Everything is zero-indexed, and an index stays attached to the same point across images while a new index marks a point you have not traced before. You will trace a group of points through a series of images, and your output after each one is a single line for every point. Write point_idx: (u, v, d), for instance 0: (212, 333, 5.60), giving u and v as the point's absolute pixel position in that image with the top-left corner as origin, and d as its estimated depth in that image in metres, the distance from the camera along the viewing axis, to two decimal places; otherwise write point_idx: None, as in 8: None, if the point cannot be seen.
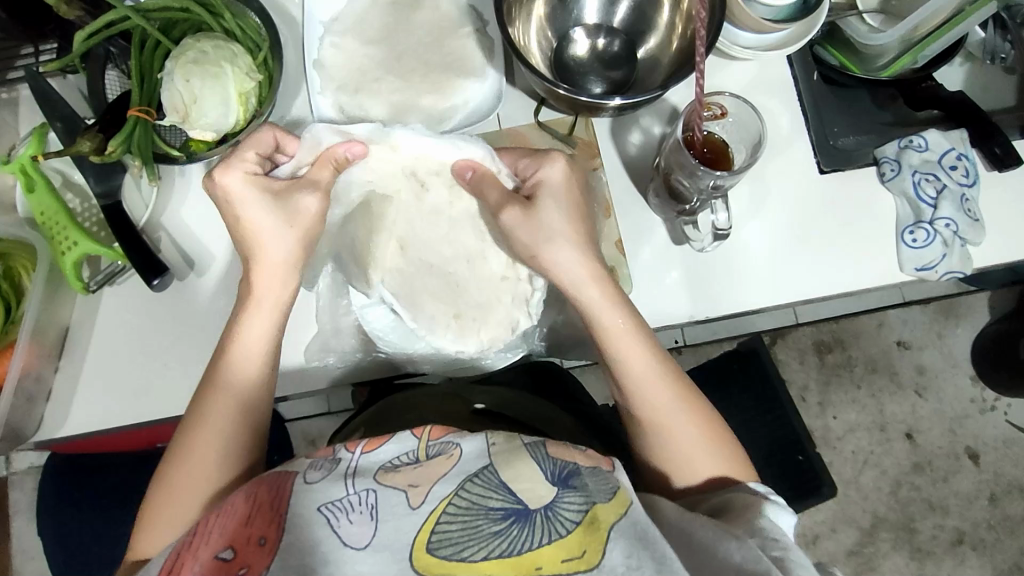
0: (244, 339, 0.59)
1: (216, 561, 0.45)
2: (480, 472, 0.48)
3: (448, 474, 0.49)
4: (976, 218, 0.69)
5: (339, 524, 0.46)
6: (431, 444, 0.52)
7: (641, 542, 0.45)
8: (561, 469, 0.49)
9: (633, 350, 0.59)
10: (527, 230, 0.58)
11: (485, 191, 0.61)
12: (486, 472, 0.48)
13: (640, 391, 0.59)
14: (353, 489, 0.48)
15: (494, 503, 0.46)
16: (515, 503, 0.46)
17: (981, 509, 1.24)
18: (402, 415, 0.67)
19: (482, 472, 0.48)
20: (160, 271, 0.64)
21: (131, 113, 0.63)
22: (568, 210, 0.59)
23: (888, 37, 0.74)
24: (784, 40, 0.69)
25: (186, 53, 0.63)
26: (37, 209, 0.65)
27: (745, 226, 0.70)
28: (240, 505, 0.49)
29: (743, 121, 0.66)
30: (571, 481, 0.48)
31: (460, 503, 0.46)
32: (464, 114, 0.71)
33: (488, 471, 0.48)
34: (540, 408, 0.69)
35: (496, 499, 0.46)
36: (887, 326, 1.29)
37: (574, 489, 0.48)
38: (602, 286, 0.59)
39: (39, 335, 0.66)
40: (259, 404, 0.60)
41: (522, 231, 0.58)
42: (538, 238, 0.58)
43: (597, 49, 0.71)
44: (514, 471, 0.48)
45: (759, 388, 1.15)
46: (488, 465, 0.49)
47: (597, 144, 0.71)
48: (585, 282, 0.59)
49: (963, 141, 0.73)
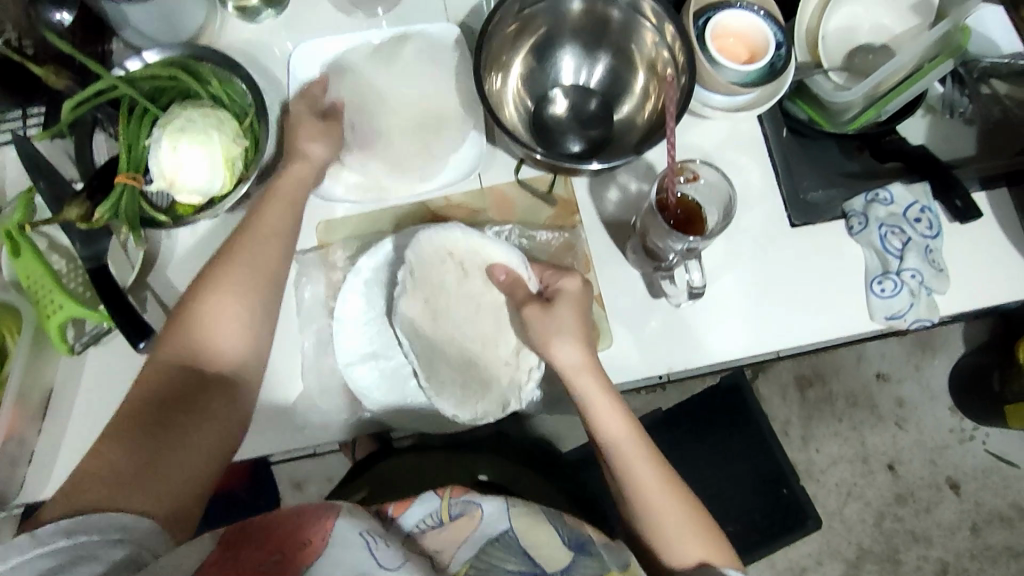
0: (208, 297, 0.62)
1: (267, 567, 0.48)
2: (502, 536, 0.55)
3: (471, 537, 0.56)
4: (940, 269, 0.72)
5: (376, 551, 0.51)
6: (453, 503, 0.57)
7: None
8: (575, 536, 0.56)
9: (622, 434, 0.61)
10: (548, 329, 0.61)
11: (516, 291, 0.65)
12: (508, 537, 0.55)
13: (630, 472, 0.61)
14: (391, 536, 0.54)
15: (512, 565, 0.53)
16: (532, 566, 0.54)
17: (963, 539, 1.26)
18: (407, 481, 0.72)
19: (504, 536, 0.55)
20: (146, 334, 0.64)
21: (119, 179, 0.64)
22: (576, 319, 0.62)
23: (852, 94, 0.77)
24: (752, 101, 0.72)
25: (173, 121, 0.65)
26: (23, 273, 0.66)
27: (722, 277, 0.72)
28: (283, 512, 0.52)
29: (715, 185, 0.68)
30: (583, 547, 0.56)
31: (482, 564, 0.54)
32: (445, 173, 0.73)
33: (508, 536, 0.55)
34: (534, 483, 0.74)
35: (515, 563, 0.54)
36: (865, 359, 1.32)
37: (586, 554, 0.55)
38: (595, 375, 0.62)
39: (22, 400, 0.66)
40: (211, 357, 0.61)
41: (536, 325, 0.62)
42: (545, 331, 0.62)
43: (574, 108, 0.74)
44: (535, 538, 0.55)
45: (743, 425, 1.19)
46: (509, 529, 0.56)
47: (576, 201, 0.73)
48: (578, 373, 0.61)
49: (925, 194, 0.77)
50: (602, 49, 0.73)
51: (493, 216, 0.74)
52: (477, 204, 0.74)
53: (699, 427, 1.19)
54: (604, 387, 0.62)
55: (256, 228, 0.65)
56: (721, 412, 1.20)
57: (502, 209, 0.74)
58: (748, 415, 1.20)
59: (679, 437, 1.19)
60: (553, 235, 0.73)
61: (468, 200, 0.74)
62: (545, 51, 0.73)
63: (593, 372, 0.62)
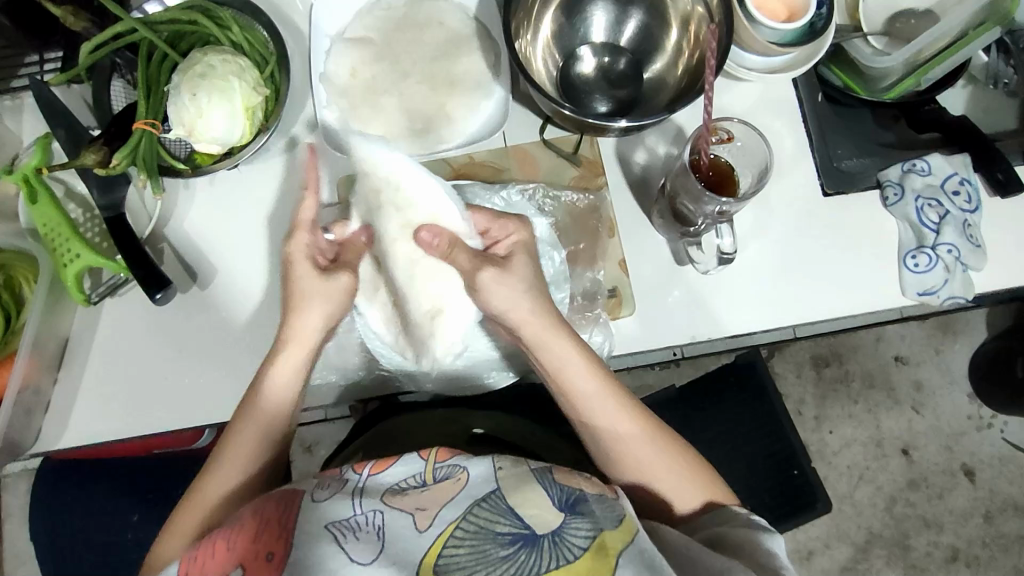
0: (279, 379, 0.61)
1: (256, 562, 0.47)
2: (488, 497, 0.50)
3: (454, 499, 0.50)
4: (978, 244, 0.70)
5: (346, 541, 0.47)
6: (438, 466, 0.54)
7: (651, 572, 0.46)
8: (567, 497, 0.50)
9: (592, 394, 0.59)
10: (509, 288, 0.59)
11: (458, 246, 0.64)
12: (493, 497, 0.50)
13: (606, 429, 0.60)
14: (360, 509, 0.50)
15: (502, 528, 0.47)
16: (523, 528, 0.47)
17: (976, 527, 1.24)
18: (404, 445, 0.67)
19: (490, 497, 0.50)
20: (163, 285, 0.63)
21: (137, 125, 0.63)
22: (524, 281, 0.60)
23: (894, 60, 0.75)
24: (790, 62, 0.70)
25: (193, 67, 0.63)
26: (40, 220, 0.64)
27: (748, 246, 0.70)
28: (246, 521, 0.50)
29: (750, 147, 0.66)
30: (577, 507, 0.49)
31: (467, 527, 0.47)
32: (473, 128, 0.71)
33: (495, 496, 0.50)
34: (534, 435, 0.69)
35: (504, 524, 0.47)
36: (885, 341, 1.29)
37: (580, 514, 0.49)
38: (558, 338, 0.60)
39: (39, 350, 0.65)
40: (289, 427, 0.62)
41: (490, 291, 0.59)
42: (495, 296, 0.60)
43: (603, 67, 0.71)
44: (522, 498, 0.49)
45: (756, 402, 1.16)
46: (496, 490, 0.50)
47: (602, 163, 0.71)
48: (539, 337, 0.59)
49: (965, 166, 0.73)
50: (634, 4, 0.70)
51: (516, 175, 0.72)
52: (499, 164, 0.72)
53: (712, 403, 1.16)
54: (569, 350, 0.60)
55: (315, 309, 0.61)
56: (733, 387, 1.17)
57: (525, 166, 0.72)
58: (762, 392, 1.16)
59: (691, 415, 1.17)
60: (578, 196, 0.71)
61: (491, 158, 0.72)
62: (574, 7, 0.71)
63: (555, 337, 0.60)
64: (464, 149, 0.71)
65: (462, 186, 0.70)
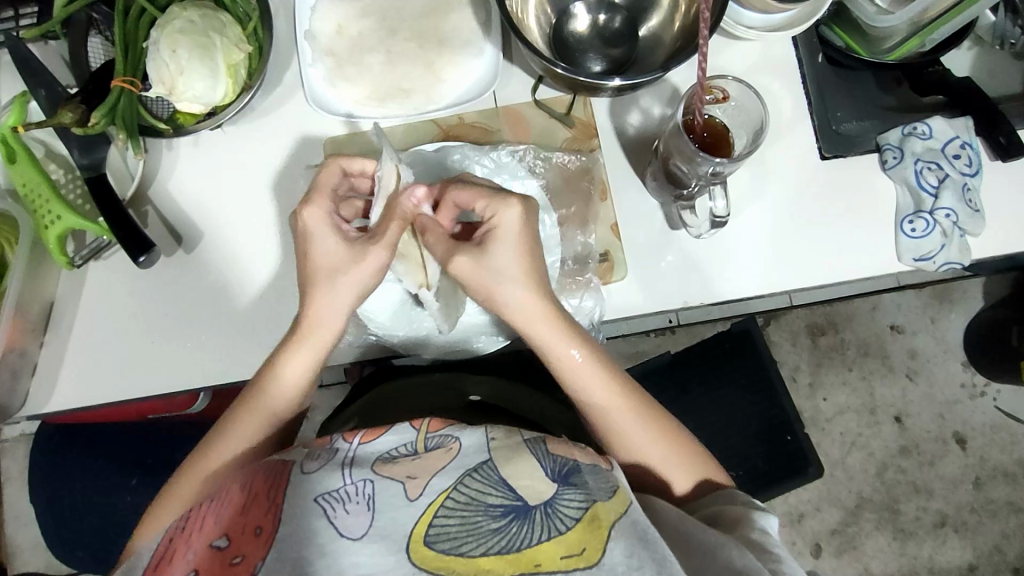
0: (288, 366, 0.60)
1: (248, 535, 0.46)
2: (479, 468, 0.50)
3: (445, 468, 0.50)
4: (977, 209, 0.68)
5: (336, 515, 0.47)
6: (430, 436, 0.55)
7: (642, 543, 0.46)
8: (560, 467, 0.50)
9: (596, 379, 0.59)
10: (477, 274, 0.56)
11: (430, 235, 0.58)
12: (486, 468, 0.50)
13: (602, 414, 0.59)
14: (351, 479, 0.50)
15: (493, 500, 0.47)
16: (515, 500, 0.47)
17: (965, 493, 1.25)
18: (398, 407, 0.68)
19: (482, 467, 0.50)
20: (145, 248, 0.62)
21: (115, 83, 0.61)
22: (522, 251, 0.56)
23: (897, 20, 0.70)
24: (793, 19, 0.67)
25: (173, 22, 0.61)
26: (19, 179, 0.64)
27: (741, 212, 0.69)
28: (237, 495, 0.51)
29: (745, 106, 0.65)
30: (571, 479, 0.50)
31: (458, 498, 0.47)
32: (461, 91, 0.70)
33: (487, 466, 0.50)
34: (539, 402, 0.69)
35: (496, 496, 0.47)
36: (881, 309, 1.29)
37: (573, 485, 0.49)
38: (562, 325, 0.58)
39: (21, 311, 0.65)
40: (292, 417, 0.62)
41: (477, 274, 0.56)
42: (485, 279, 0.56)
43: (597, 24, 0.68)
44: (513, 468, 0.49)
45: (750, 369, 1.14)
46: (488, 460, 0.50)
47: (595, 124, 0.70)
48: (536, 320, 0.58)
49: (967, 128, 0.71)
50: None
51: (508, 137, 0.71)
52: (488, 123, 0.71)
53: (710, 372, 1.14)
54: (564, 335, 0.58)
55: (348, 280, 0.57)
56: (727, 356, 1.15)
57: (517, 128, 0.71)
58: (758, 363, 1.15)
59: (687, 384, 1.14)
60: (569, 157, 0.70)
61: (482, 118, 0.70)
62: None
63: (551, 318, 0.58)
64: (451, 110, 0.70)
65: (448, 147, 0.68)
